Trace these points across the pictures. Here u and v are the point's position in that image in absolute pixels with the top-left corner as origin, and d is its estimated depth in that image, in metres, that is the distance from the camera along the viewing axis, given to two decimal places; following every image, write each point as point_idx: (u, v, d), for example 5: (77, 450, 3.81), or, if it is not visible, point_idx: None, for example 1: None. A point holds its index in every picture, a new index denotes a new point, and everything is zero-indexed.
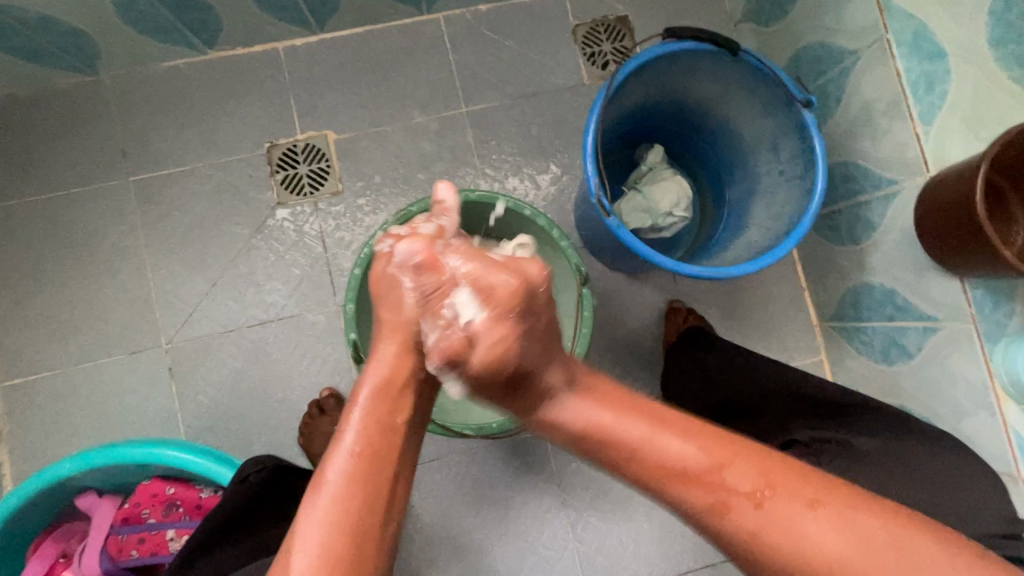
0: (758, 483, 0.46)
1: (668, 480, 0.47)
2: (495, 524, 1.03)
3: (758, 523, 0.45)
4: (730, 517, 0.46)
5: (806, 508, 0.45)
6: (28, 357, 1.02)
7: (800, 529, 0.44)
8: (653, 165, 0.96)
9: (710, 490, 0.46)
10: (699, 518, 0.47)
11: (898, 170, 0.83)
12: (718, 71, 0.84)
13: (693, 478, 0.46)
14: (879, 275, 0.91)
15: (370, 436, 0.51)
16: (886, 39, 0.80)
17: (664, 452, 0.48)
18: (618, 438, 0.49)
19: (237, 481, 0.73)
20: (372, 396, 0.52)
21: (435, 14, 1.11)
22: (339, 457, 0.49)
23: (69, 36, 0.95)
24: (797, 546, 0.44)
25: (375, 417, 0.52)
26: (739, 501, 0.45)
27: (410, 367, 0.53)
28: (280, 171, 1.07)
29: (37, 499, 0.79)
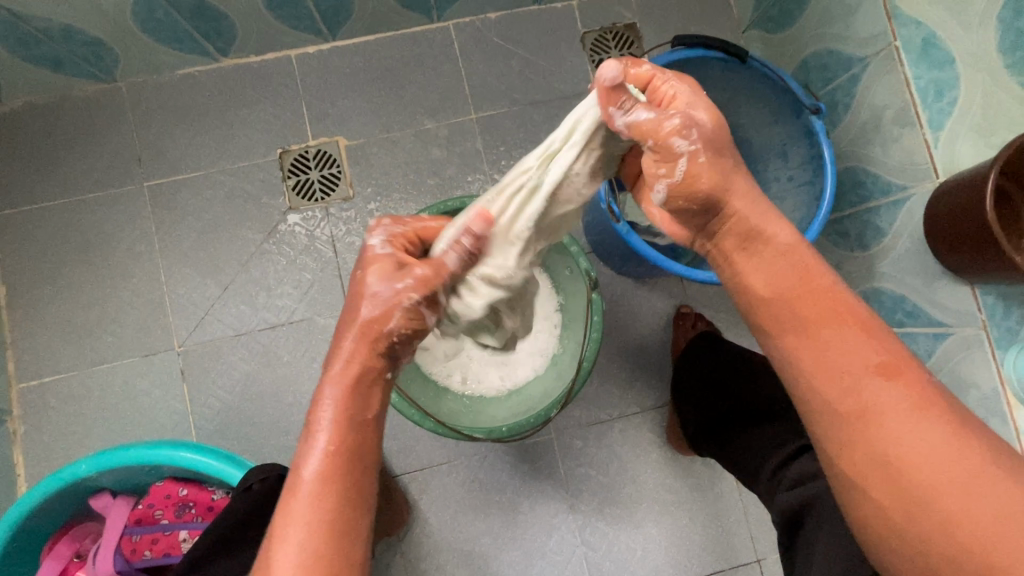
0: (921, 404, 0.46)
1: (835, 347, 0.48)
2: (503, 528, 1.03)
3: (896, 417, 0.46)
4: (871, 397, 0.47)
5: (950, 432, 0.45)
6: (43, 359, 1.03)
7: (940, 454, 0.45)
8: None
9: (880, 354, 0.48)
10: (828, 396, 0.48)
11: (908, 176, 0.83)
12: (725, 77, 0.84)
13: (868, 358, 0.48)
14: (887, 281, 0.91)
15: (342, 431, 0.52)
16: (894, 46, 0.81)
17: (849, 328, 0.49)
18: (801, 294, 0.51)
19: (243, 489, 0.71)
20: (340, 391, 0.53)
21: (445, 22, 1.12)
22: (314, 456, 0.51)
23: (88, 44, 0.97)
24: (918, 454, 0.45)
25: (343, 413, 0.52)
26: (892, 394, 0.47)
27: (375, 362, 0.55)
28: (291, 177, 1.09)
29: (54, 499, 0.81)
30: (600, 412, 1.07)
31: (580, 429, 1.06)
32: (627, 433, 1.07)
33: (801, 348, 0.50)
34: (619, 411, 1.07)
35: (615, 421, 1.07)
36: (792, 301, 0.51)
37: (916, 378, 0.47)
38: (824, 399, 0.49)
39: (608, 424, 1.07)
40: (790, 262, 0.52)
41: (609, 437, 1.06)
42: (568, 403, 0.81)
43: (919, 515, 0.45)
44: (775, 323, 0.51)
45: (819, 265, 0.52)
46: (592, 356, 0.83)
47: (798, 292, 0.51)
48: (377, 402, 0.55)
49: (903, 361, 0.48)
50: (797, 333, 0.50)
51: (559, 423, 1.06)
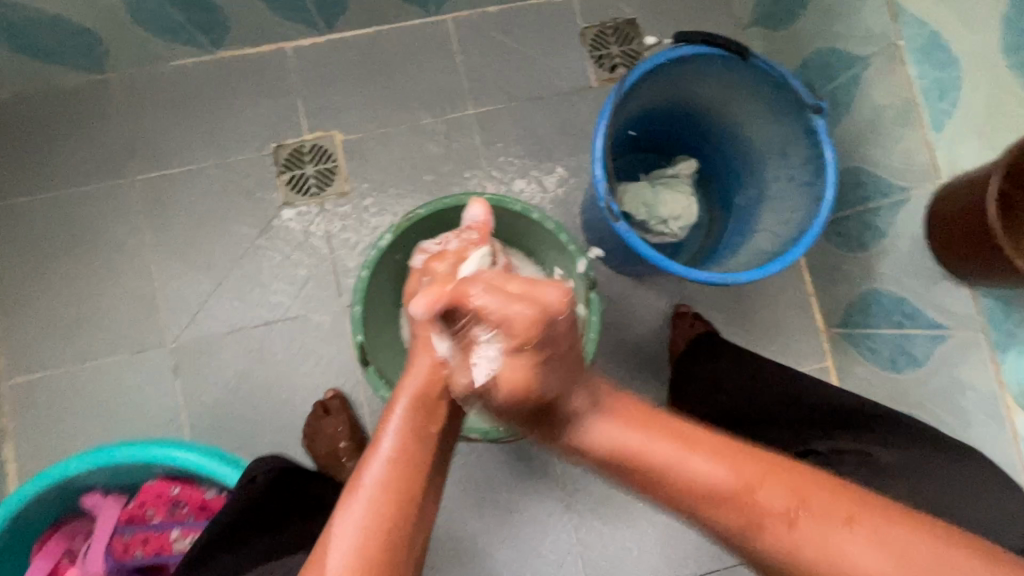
0: (785, 495, 0.42)
1: (681, 478, 0.43)
2: (498, 527, 1.03)
3: (798, 552, 0.41)
4: (747, 523, 0.42)
5: (843, 527, 0.41)
6: (33, 355, 1.02)
7: (846, 552, 0.40)
8: (680, 173, 0.96)
9: (737, 504, 0.43)
10: (724, 531, 0.44)
11: (908, 177, 0.82)
12: (726, 75, 0.83)
13: (701, 479, 0.43)
14: (887, 283, 0.90)
15: (407, 438, 0.51)
16: (897, 45, 0.80)
17: (693, 455, 0.44)
18: (627, 464, 0.44)
19: (245, 481, 0.72)
20: (409, 406, 0.52)
21: (443, 15, 1.11)
22: (376, 462, 0.49)
23: (78, 33, 0.95)
24: (815, 560, 0.41)
25: (412, 424, 0.51)
26: (754, 510, 0.42)
27: (444, 380, 0.52)
28: (286, 172, 1.07)
29: (43, 498, 0.80)
30: None
31: None
32: None
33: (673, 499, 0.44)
34: None
35: None
36: (666, 499, 0.44)
37: (749, 477, 0.43)
38: (750, 552, 0.44)
39: None
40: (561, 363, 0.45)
41: None
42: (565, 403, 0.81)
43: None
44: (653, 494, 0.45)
45: (643, 439, 0.44)
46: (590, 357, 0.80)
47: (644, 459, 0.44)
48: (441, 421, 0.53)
49: (756, 475, 0.43)
50: (654, 477, 0.44)
51: None
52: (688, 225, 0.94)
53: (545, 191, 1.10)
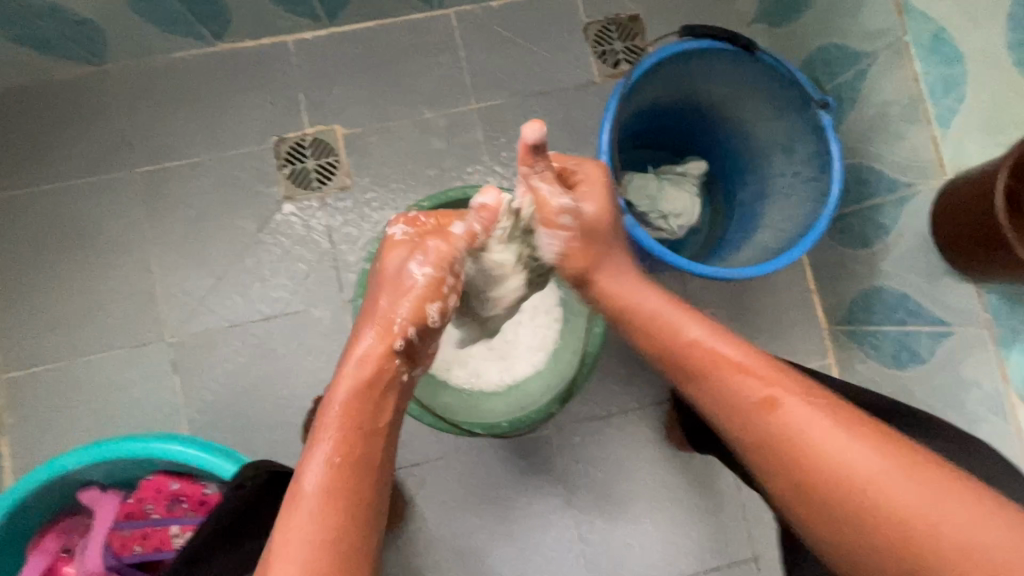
0: (783, 387, 0.52)
1: (670, 339, 0.58)
2: (500, 524, 1.02)
3: (808, 435, 0.49)
4: (735, 391, 0.53)
5: (853, 431, 0.49)
6: (28, 349, 1.00)
7: (823, 437, 0.49)
8: (687, 171, 0.95)
9: (762, 387, 0.53)
10: (713, 396, 0.55)
11: (912, 173, 0.82)
12: (732, 70, 0.83)
13: (693, 346, 0.56)
14: (891, 280, 0.90)
15: (348, 440, 0.52)
16: (905, 41, 0.79)
17: (678, 318, 0.58)
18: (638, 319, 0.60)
19: (235, 485, 0.71)
20: (351, 397, 0.54)
21: (446, 10, 1.10)
22: (315, 465, 0.50)
23: (77, 23, 0.94)
24: (793, 435, 0.50)
25: (354, 419, 0.53)
26: (745, 377, 0.53)
27: (386, 370, 0.56)
28: (287, 166, 1.06)
29: (40, 493, 0.78)
30: (599, 408, 1.06)
31: (579, 425, 1.05)
32: (626, 429, 1.06)
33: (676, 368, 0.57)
34: (618, 407, 1.06)
35: (613, 417, 1.06)
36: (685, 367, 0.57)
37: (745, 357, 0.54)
38: (735, 427, 0.53)
39: (606, 420, 1.06)
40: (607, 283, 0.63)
41: (607, 433, 1.06)
42: (568, 400, 0.83)
43: (826, 508, 0.48)
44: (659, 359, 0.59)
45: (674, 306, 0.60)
46: (595, 352, 0.83)
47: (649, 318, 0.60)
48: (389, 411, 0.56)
49: (777, 382, 0.53)
50: (657, 337, 0.59)
51: (558, 419, 1.05)
52: (688, 224, 0.94)
53: None
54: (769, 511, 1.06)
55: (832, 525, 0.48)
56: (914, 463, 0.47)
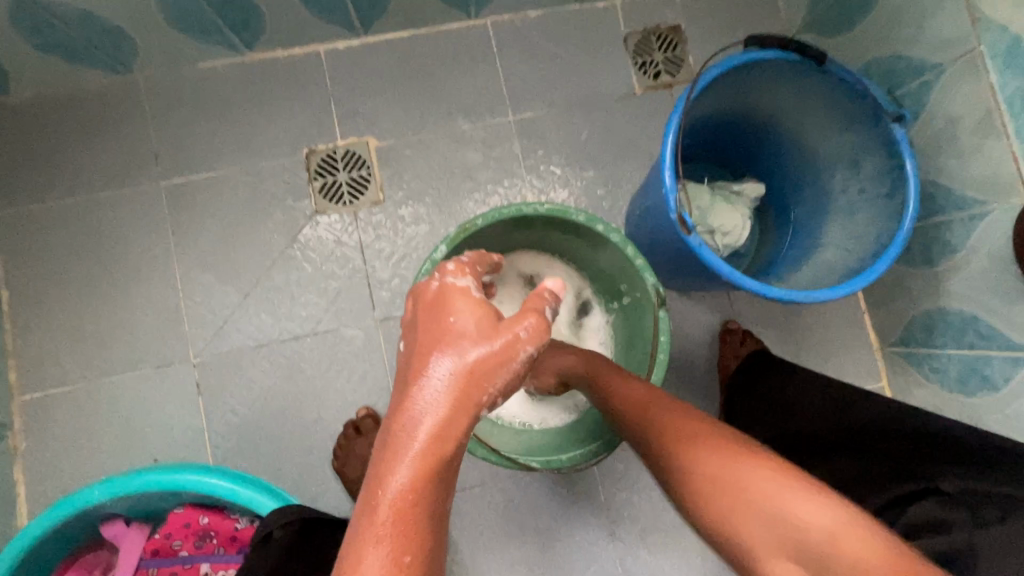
0: (677, 408, 0.59)
1: (602, 374, 0.68)
2: (540, 557, 0.97)
3: (690, 467, 0.52)
4: (635, 407, 0.61)
5: (738, 462, 0.50)
6: (47, 370, 0.96)
7: (702, 445, 0.53)
8: (743, 191, 0.92)
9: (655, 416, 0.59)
10: (621, 414, 0.63)
11: (988, 190, 0.78)
12: (799, 81, 0.78)
13: (618, 379, 0.66)
14: (959, 301, 0.85)
15: (405, 528, 0.41)
16: (979, 51, 0.76)
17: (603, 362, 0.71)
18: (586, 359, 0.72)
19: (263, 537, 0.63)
20: (409, 480, 0.42)
21: (483, 19, 1.07)
22: (371, 561, 0.40)
23: (106, 32, 0.90)
24: (673, 439, 0.55)
25: (416, 508, 0.42)
26: (644, 395, 0.62)
27: (449, 448, 0.43)
28: (318, 179, 1.02)
29: (61, 528, 0.74)
30: None
31: (622, 451, 1.00)
32: None
33: (601, 396, 0.67)
34: None
35: None
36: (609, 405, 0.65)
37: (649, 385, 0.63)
38: (637, 441, 0.60)
39: None
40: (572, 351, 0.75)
41: None
42: None
43: (705, 506, 0.50)
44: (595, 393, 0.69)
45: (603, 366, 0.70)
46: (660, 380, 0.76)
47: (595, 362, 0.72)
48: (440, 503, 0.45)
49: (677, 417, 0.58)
50: (593, 373, 0.70)
51: None
52: (734, 247, 0.89)
53: (588, 200, 1.05)
54: None
55: (714, 528, 0.49)
56: (759, 461, 0.49)
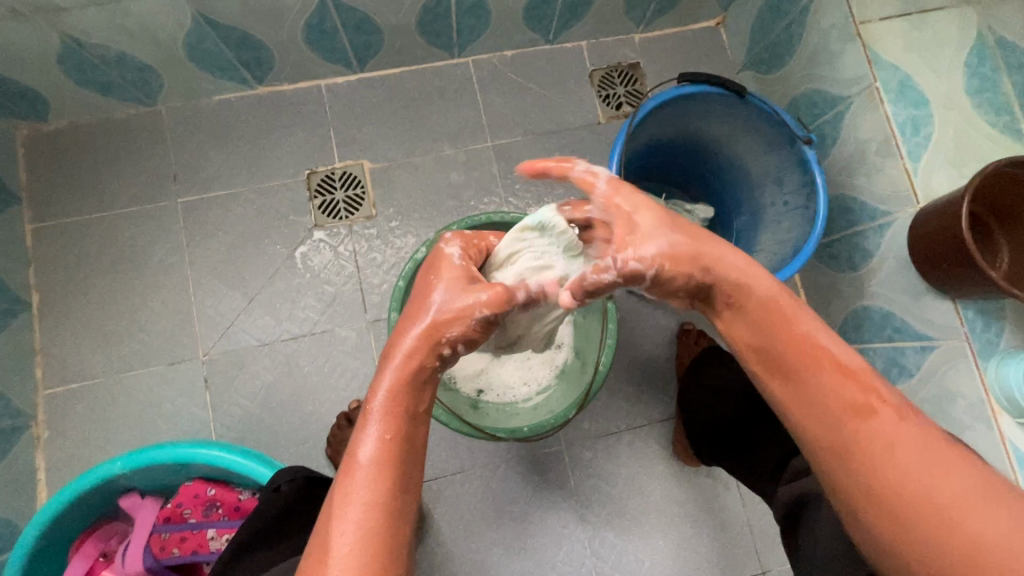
0: (928, 442, 0.49)
1: (819, 389, 0.53)
2: (515, 538, 1.06)
3: (887, 444, 0.49)
4: (869, 436, 0.50)
5: (947, 457, 0.48)
6: (70, 366, 1.06)
7: (977, 509, 0.44)
8: (694, 208, 1.05)
9: (856, 389, 0.52)
10: (831, 431, 0.51)
11: (891, 202, 0.91)
12: (726, 111, 0.93)
13: (848, 396, 0.51)
14: (878, 300, 0.97)
15: (393, 418, 0.54)
16: (875, 86, 0.90)
17: (828, 369, 0.53)
18: (793, 356, 0.54)
19: (270, 490, 0.72)
20: (392, 386, 0.55)
21: (465, 58, 1.21)
22: (367, 441, 0.53)
23: (137, 70, 1.04)
24: (929, 486, 0.46)
25: (397, 405, 0.55)
26: (885, 423, 0.50)
27: (422, 363, 0.57)
28: (318, 197, 1.15)
29: (85, 498, 0.83)
30: (608, 425, 1.12)
31: (590, 441, 1.10)
32: (635, 445, 1.11)
33: (796, 397, 0.54)
34: (628, 423, 1.12)
35: (622, 433, 1.11)
36: (775, 359, 0.55)
37: (892, 412, 0.50)
38: (841, 457, 0.51)
39: (616, 436, 1.11)
40: (770, 322, 0.56)
41: (617, 449, 1.11)
42: (586, 405, 0.84)
43: (901, 517, 0.47)
44: (782, 386, 0.55)
45: (802, 317, 0.56)
46: (609, 361, 0.86)
47: (792, 356, 0.54)
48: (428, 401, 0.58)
49: (879, 398, 0.51)
50: (792, 378, 0.54)
51: (570, 434, 1.10)
52: None
53: None
54: (774, 526, 1.10)
55: (900, 537, 0.47)
56: (974, 474, 0.46)
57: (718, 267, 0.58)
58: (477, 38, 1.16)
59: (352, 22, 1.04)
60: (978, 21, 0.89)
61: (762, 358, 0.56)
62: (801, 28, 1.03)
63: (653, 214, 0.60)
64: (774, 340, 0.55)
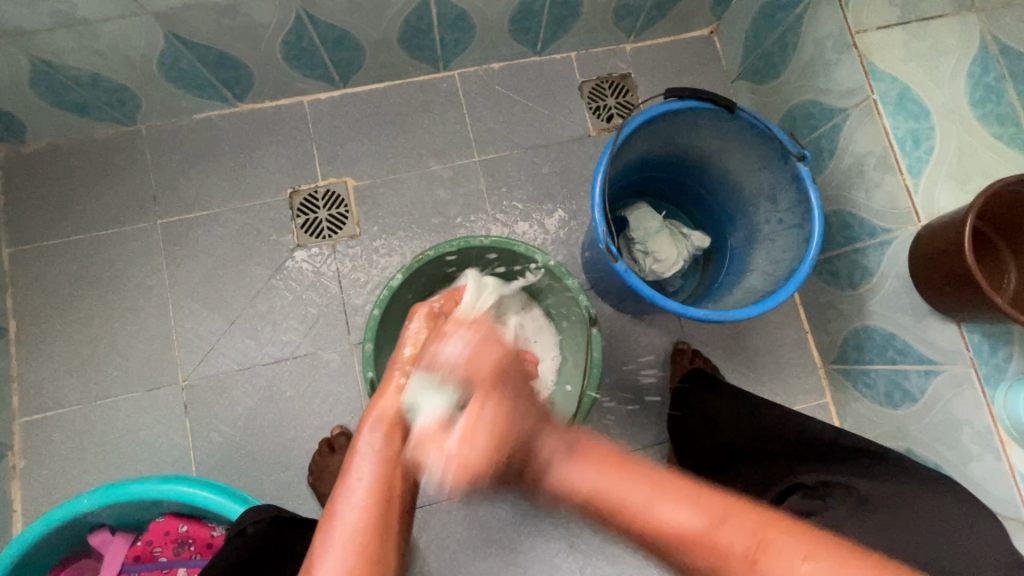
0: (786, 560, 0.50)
1: (682, 556, 0.51)
2: (503, 568, 1.02)
3: None
4: None
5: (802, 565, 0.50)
6: (47, 393, 1.04)
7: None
8: (688, 233, 1.01)
9: (708, 549, 0.50)
10: None
11: (891, 219, 0.87)
12: (715, 127, 0.89)
13: (691, 526, 0.51)
14: (878, 320, 0.93)
15: (381, 460, 0.61)
16: (873, 98, 0.86)
17: (662, 509, 0.51)
18: (640, 537, 0.52)
19: (235, 534, 0.71)
20: (383, 423, 0.65)
21: (451, 71, 1.18)
22: (354, 484, 0.59)
23: (113, 91, 1.02)
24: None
25: (389, 444, 0.62)
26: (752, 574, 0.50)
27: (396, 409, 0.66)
28: (301, 216, 1.12)
29: (53, 536, 0.80)
30: None
31: None
32: None
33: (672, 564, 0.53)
34: (620, 447, 1.08)
35: None
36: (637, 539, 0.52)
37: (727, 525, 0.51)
38: None
39: None
40: (610, 508, 0.52)
41: None
42: None
43: None
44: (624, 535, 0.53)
45: (614, 475, 0.53)
46: (593, 392, 0.83)
47: (630, 508, 0.52)
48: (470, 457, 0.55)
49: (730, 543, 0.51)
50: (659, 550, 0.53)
51: None
52: (659, 276, 0.98)
53: (547, 232, 1.15)
54: None
55: None
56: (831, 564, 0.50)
57: (518, 443, 0.55)
58: (462, 52, 1.13)
59: (331, 39, 1.01)
60: (981, 28, 0.85)
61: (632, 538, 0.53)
62: (795, 38, 0.99)
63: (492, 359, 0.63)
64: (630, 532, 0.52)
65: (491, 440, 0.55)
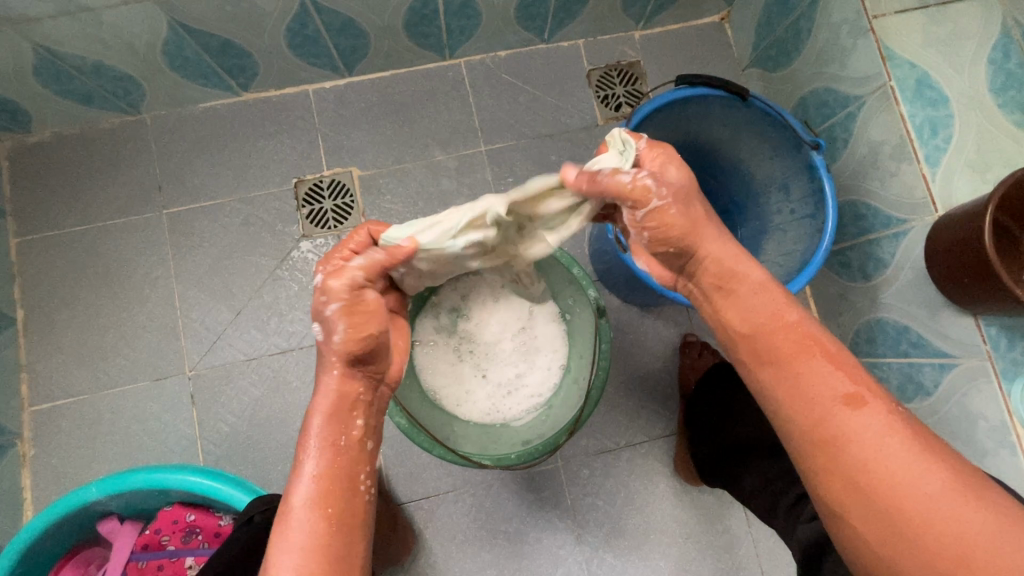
0: (904, 432, 0.50)
1: (810, 382, 0.53)
2: (509, 559, 1.02)
3: (869, 437, 0.50)
4: (853, 429, 0.50)
5: (917, 439, 0.49)
6: (55, 382, 1.04)
7: (945, 486, 0.47)
8: None
9: (851, 384, 0.52)
10: (816, 421, 0.52)
11: (908, 209, 0.85)
12: (727, 114, 0.87)
13: (852, 378, 0.52)
14: (892, 312, 0.91)
15: (328, 456, 0.55)
16: (890, 85, 0.83)
17: (819, 358, 0.53)
18: (782, 347, 0.55)
19: (243, 522, 0.71)
20: (324, 420, 0.56)
21: (456, 60, 1.17)
22: (303, 484, 0.54)
23: (117, 80, 1.01)
24: (908, 473, 0.48)
25: (336, 440, 0.56)
26: (870, 416, 0.50)
27: (359, 391, 0.58)
28: (306, 206, 1.12)
29: (61, 524, 0.81)
30: (607, 441, 1.07)
31: (587, 458, 1.06)
32: (634, 462, 1.06)
33: (779, 386, 0.54)
34: (627, 439, 1.07)
35: (621, 450, 1.06)
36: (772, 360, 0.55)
37: (881, 404, 0.51)
38: (833, 452, 0.51)
39: (614, 453, 1.06)
40: (761, 308, 0.57)
41: (616, 466, 1.06)
42: (577, 429, 0.80)
43: (880, 508, 0.48)
44: (767, 374, 0.55)
45: (787, 301, 0.57)
46: (601, 384, 0.83)
47: (791, 334, 0.55)
48: (674, 226, 0.57)
49: (868, 391, 0.52)
50: (780, 365, 0.54)
51: (566, 450, 1.05)
52: None
53: None
54: (781, 548, 1.05)
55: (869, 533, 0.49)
56: (956, 466, 0.48)
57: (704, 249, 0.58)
58: (468, 39, 1.12)
59: (335, 26, 0.99)
60: (1004, 12, 0.82)
61: (755, 354, 0.56)
62: (810, 23, 0.97)
63: (678, 168, 0.58)
64: (762, 330, 0.56)
65: (684, 226, 0.57)
